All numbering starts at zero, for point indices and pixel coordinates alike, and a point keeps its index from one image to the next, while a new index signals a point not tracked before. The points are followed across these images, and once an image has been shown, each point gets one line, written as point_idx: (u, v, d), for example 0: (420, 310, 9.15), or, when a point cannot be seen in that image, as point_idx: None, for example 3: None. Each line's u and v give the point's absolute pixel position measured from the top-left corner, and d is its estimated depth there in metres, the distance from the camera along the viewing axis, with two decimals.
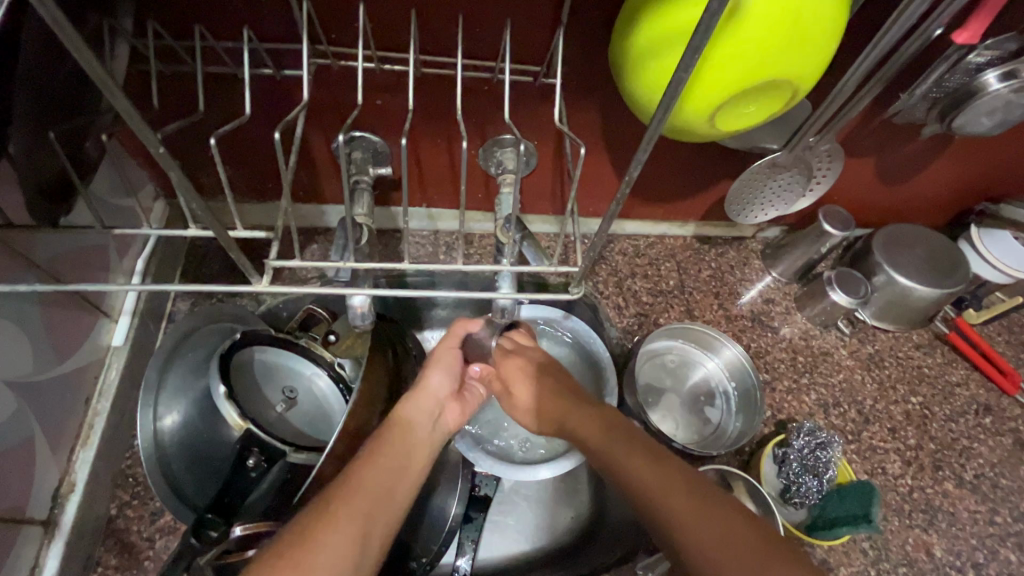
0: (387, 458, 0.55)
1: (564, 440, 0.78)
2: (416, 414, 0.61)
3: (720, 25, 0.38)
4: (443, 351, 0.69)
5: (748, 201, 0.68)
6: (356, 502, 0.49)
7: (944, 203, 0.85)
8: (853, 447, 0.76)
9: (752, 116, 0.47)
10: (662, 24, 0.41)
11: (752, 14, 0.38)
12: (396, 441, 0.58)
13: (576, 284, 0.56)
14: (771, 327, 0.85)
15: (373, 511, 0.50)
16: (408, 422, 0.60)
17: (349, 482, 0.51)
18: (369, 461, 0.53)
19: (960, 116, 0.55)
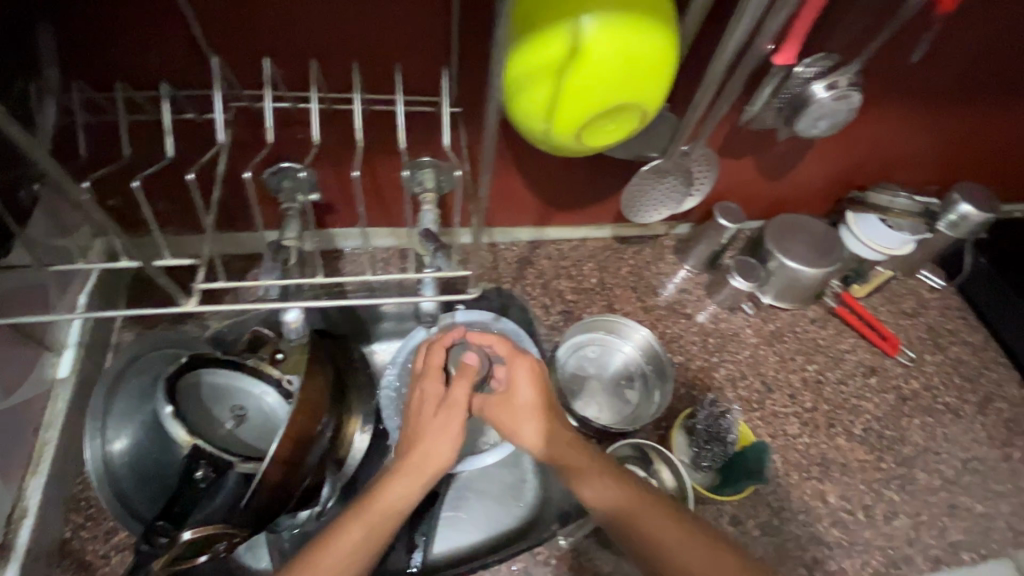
0: (354, 539, 0.57)
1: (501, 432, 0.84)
2: (402, 489, 0.61)
3: (572, 58, 0.47)
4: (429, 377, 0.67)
5: (642, 203, 0.77)
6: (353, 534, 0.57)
7: (820, 194, 0.98)
8: (758, 414, 0.85)
9: (617, 131, 0.54)
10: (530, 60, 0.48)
11: (597, 48, 0.46)
12: (377, 518, 0.59)
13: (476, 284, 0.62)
14: (684, 313, 0.94)
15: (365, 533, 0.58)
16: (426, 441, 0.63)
17: (334, 547, 0.56)
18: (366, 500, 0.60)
19: (799, 120, 0.65)
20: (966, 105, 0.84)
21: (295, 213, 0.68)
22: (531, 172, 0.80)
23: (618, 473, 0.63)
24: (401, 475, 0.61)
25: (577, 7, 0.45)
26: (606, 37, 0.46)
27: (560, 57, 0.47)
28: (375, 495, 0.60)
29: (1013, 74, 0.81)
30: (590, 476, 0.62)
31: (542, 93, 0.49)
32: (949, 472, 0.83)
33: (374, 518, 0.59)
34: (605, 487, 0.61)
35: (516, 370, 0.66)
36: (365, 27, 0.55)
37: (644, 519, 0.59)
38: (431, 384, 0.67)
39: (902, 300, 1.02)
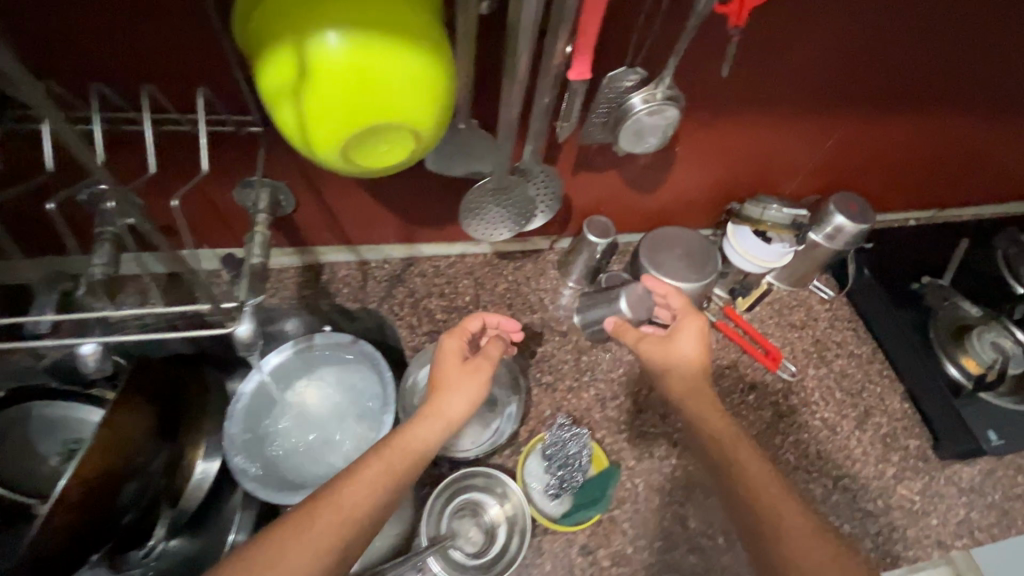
0: (393, 475, 0.58)
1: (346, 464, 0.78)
2: (435, 432, 0.64)
3: (317, 75, 0.44)
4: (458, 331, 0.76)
5: (486, 221, 0.73)
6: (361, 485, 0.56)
7: (704, 204, 0.94)
8: (624, 436, 0.82)
9: (394, 153, 0.51)
10: (277, 75, 0.45)
11: (343, 66, 0.44)
12: (398, 456, 0.60)
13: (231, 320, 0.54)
14: (558, 331, 0.91)
15: (381, 482, 0.57)
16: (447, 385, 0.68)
17: (348, 493, 0.55)
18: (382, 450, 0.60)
19: (620, 134, 0.63)
20: (842, 114, 0.80)
21: (106, 238, 0.66)
22: (375, 189, 0.76)
23: (703, 366, 0.77)
24: (425, 418, 0.64)
25: (299, 32, 0.43)
26: (335, 60, 0.44)
27: (290, 83, 0.45)
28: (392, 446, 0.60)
29: (888, 85, 0.76)
30: (681, 367, 0.76)
31: (288, 118, 0.47)
32: (817, 492, 0.82)
33: (396, 458, 0.59)
34: (681, 377, 0.76)
35: (686, 327, 0.79)
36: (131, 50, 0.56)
37: (697, 411, 0.73)
38: (453, 340, 0.73)
39: (791, 312, 0.99)
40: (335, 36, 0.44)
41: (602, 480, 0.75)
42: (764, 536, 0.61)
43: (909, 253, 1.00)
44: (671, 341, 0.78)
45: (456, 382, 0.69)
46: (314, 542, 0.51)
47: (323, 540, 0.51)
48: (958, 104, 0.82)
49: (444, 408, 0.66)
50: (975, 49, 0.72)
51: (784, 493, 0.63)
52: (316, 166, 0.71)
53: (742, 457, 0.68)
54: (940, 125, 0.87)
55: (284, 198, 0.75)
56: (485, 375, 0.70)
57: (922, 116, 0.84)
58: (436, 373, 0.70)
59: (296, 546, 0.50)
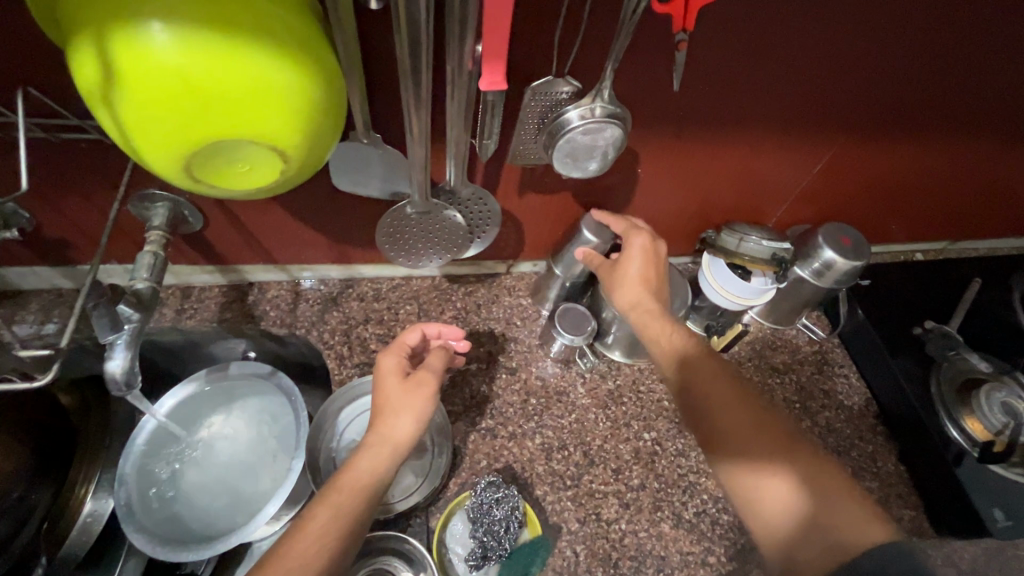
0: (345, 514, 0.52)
1: (251, 512, 0.71)
2: (387, 458, 0.56)
3: (136, 78, 0.35)
4: (398, 342, 0.67)
5: (411, 248, 0.64)
6: (305, 541, 0.49)
7: (676, 229, 0.84)
8: (569, 494, 0.72)
9: (259, 171, 0.43)
10: (89, 72, 0.36)
11: (170, 69, 0.35)
12: (348, 496, 0.53)
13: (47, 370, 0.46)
14: (506, 368, 0.82)
15: (331, 531, 0.51)
16: (391, 402, 0.60)
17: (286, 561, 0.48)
18: (328, 493, 0.53)
19: (553, 154, 0.53)
20: (831, 134, 0.70)
21: None
22: (291, 206, 0.68)
23: (651, 285, 0.67)
24: (365, 449, 0.56)
25: (107, 24, 0.35)
26: (157, 66, 0.35)
27: (105, 87, 0.36)
28: (345, 480, 0.54)
29: (885, 102, 0.66)
30: (628, 284, 0.67)
31: (115, 127, 0.39)
32: None
33: (341, 502, 0.53)
34: (628, 295, 0.66)
35: (630, 244, 0.69)
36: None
37: (643, 319, 0.64)
38: (391, 357, 0.64)
39: (772, 355, 0.89)
40: (160, 30, 0.35)
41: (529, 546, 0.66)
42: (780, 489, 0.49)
43: (911, 294, 0.88)
44: (620, 266, 0.69)
45: (400, 399, 0.60)
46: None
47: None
48: (967, 126, 0.71)
49: (390, 432, 0.58)
50: (987, 64, 0.62)
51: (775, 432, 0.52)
52: None
53: (737, 408, 0.53)
54: (948, 151, 0.76)
55: (188, 213, 0.67)
56: (429, 387, 0.61)
57: (926, 139, 0.73)
58: (376, 394, 0.61)
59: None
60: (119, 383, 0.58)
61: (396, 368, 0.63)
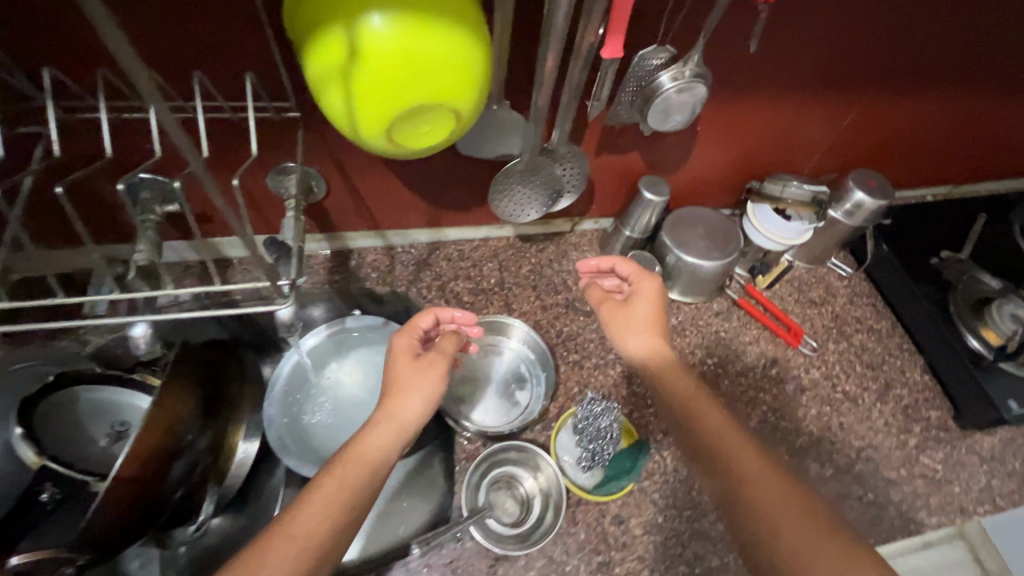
0: (338, 496, 0.55)
1: None
2: (392, 436, 0.61)
3: (363, 58, 0.46)
4: (412, 325, 0.73)
5: (514, 202, 0.75)
6: (314, 510, 0.53)
7: (721, 183, 0.95)
8: (651, 410, 0.84)
9: (435, 135, 0.53)
10: (323, 57, 0.46)
11: (390, 48, 0.45)
12: (353, 474, 0.57)
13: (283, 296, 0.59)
14: (583, 311, 0.93)
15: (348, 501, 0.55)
16: (401, 383, 0.65)
17: (295, 527, 0.52)
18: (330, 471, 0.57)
19: (649, 112, 0.64)
20: (860, 91, 0.81)
21: (150, 225, 0.67)
22: (405, 174, 0.78)
23: (658, 328, 0.72)
24: (379, 423, 0.62)
25: (352, 16, 0.45)
26: (389, 45, 0.45)
27: (336, 69, 0.46)
28: (346, 459, 0.58)
29: (907, 60, 0.77)
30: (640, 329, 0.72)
31: (337, 100, 0.48)
32: (841, 461, 0.84)
33: (353, 470, 0.57)
34: (642, 341, 0.71)
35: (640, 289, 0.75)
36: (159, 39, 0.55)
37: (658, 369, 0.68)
38: (404, 338, 0.70)
39: (808, 290, 1.01)
40: (382, 17, 0.45)
41: (635, 453, 0.77)
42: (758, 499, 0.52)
43: (928, 229, 1.01)
44: (630, 307, 0.74)
45: (406, 381, 0.66)
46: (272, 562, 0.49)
47: (278, 567, 0.49)
48: (974, 80, 0.83)
49: (399, 410, 0.63)
50: (992, 22, 0.73)
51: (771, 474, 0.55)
52: (347, 151, 0.73)
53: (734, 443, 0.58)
54: (959, 101, 0.87)
55: (315, 184, 0.77)
56: (441, 368, 0.68)
57: (940, 91, 0.85)
58: (389, 372, 0.67)
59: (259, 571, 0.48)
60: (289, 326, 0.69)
61: (407, 352, 0.69)
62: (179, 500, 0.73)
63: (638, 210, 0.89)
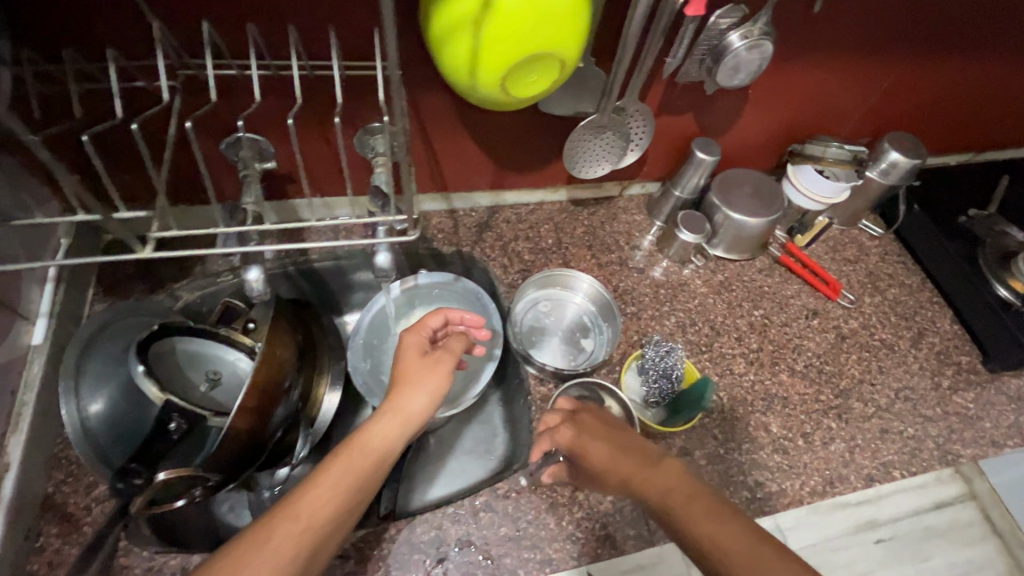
0: (340, 485, 0.56)
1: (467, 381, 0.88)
2: (398, 434, 0.62)
3: (490, 12, 0.51)
4: (421, 324, 0.73)
5: (584, 158, 0.81)
6: (314, 500, 0.54)
7: (765, 145, 1.01)
8: (706, 356, 0.90)
9: (542, 83, 0.59)
10: (451, 11, 0.52)
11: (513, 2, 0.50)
12: (360, 464, 0.58)
13: (414, 227, 0.63)
14: (636, 268, 0.99)
15: (343, 498, 0.56)
16: (410, 382, 0.66)
17: (299, 511, 0.53)
18: (330, 464, 0.58)
19: (719, 70, 0.70)
20: (899, 54, 0.87)
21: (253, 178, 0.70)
22: (480, 135, 0.84)
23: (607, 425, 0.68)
24: (385, 417, 0.63)
25: None
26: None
27: (463, 22, 0.52)
28: (341, 459, 0.58)
29: (941, 24, 0.83)
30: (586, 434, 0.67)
31: (465, 46, 0.53)
32: (882, 401, 0.91)
33: (357, 460, 0.59)
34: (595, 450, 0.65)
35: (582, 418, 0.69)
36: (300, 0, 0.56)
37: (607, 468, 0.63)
38: (412, 336, 0.71)
39: (845, 248, 1.07)
40: None
41: (698, 394, 0.79)
42: (710, 563, 0.50)
43: (954, 190, 1.08)
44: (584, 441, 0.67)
45: (413, 377, 0.66)
46: (271, 549, 0.50)
47: (280, 550, 0.50)
48: (1000, 45, 0.89)
49: (405, 407, 0.64)
50: None
51: (721, 519, 0.52)
52: (431, 111, 0.78)
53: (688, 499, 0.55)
54: (985, 66, 0.94)
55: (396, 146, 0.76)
56: (448, 366, 0.68)
57: (969, 56, 0.91)
58: (396, 369, 0.68)
59: (261, 552, 0.49)
60: (385, 273, 0.75)
61: (414, 351, 0.69)
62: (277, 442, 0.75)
63: (690, 170, 0.95)
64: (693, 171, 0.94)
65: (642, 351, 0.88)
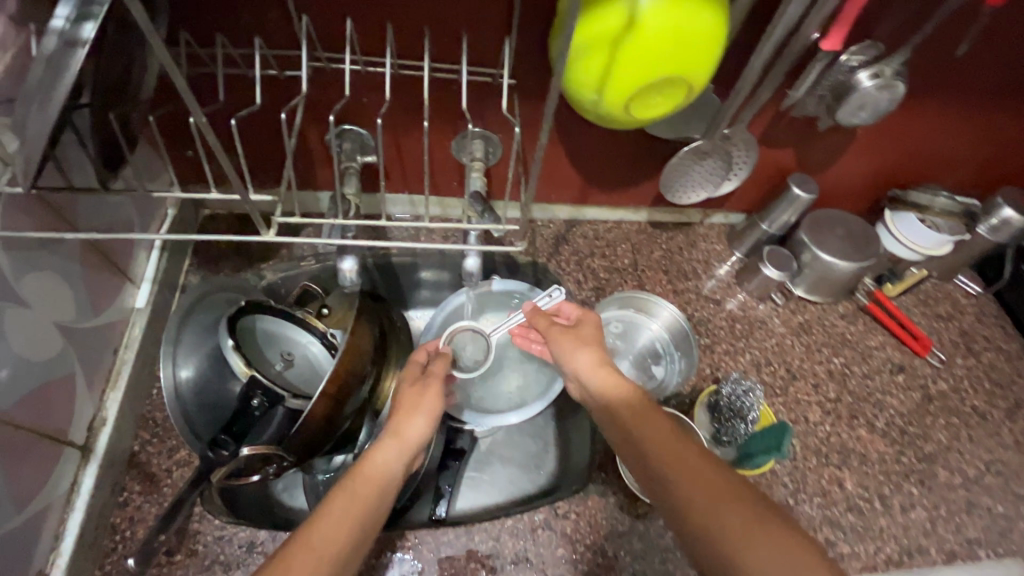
0: (351, 513, 0.52)
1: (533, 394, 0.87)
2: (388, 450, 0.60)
3: (628, 34, 0.50)
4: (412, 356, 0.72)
5: (679, 182, 0.79)
6: (325, 532, 0.49)
7: (863, 188, 0.96)
8: (780, 399, 0.87)
9: (664, 105, 0.58)
10: (587, 29, 0.51)
11: (653, 26, 0.50)
12: (363, 492, 0.55)
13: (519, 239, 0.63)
14: (712, 299, 0.97)
15: (356, 527, 0.51)
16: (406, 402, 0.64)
17: (312, 543, 0.48)
18: (336, 492, 0.53)
19: (840, 109, 0.67)
20: (995, 106, 0.81)
21: (355, 171, 0.71)
22: (574, 150, 0.83)
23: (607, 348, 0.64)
24: (386, 441, 0.60)
25: None
26: (662, 14, 0.49)
27: (598, 42, 0.51)
28: (347, 485, 0.54)
29: None
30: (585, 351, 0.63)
31: (596, 65, 0.53)
32: (969, 471, 0.85)
33: (362, 487, 0.55)
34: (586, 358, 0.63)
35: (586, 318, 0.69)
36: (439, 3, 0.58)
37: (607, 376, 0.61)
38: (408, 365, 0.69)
39: (937, 303, 1.01)
40: None
41: (777, 435, 0.76)
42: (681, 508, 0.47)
43: None
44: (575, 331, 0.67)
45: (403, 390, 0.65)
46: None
47: None
48: None
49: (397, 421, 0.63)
50: None
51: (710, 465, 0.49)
52: None
53: (677, 451, 0.50)
54: None
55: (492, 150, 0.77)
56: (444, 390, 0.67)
57: None
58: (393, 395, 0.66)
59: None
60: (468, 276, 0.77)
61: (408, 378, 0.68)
62: (344, 432, 0.75)
63: (788, 202, 0.90)
64: (789, 204, 0.90)
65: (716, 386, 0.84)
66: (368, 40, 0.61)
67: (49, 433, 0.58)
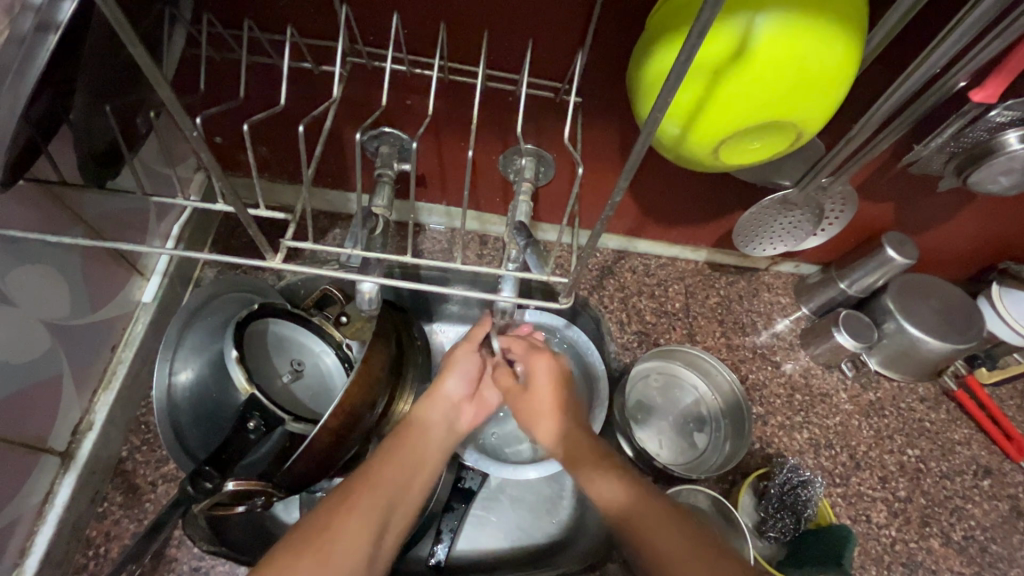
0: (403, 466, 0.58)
1: None
2: (436, 416, 0.63)
3: (730, 65, 0.40)
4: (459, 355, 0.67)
5: (757, 232, 0.70)
6: (380, 484, 0.56)
7: (964, 256, 0.83)
8: (839, 490, 0.76)
9: (758, 152, 0.48)
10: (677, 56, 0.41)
11: (766, 57, 0.39)
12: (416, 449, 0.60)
13: (567, 294, 0.55)
14: (772, 361, 0.84)
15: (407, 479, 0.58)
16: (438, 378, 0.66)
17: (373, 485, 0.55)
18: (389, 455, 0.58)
19: (975, 173, 0.56)
20: None
21: (388, 179, 0.61)
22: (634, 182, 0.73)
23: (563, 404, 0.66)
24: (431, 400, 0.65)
25: (728, 15, 0.39)
26: (784, 32, 0.39)
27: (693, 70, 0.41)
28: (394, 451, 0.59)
29: None
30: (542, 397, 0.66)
31: (686, 101, 0.43)
32: None
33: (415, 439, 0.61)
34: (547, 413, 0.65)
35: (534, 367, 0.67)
36: (503, 7, 0.49)
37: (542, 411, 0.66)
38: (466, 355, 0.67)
39: None
40: (762, 19, 0.39)
41: (835, 547, 0.63)
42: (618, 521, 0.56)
43: None
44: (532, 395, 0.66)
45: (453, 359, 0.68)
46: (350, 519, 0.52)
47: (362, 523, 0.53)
48: None
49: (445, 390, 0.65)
50: None
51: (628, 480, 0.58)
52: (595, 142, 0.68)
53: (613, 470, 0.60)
54: None
55: (542, 170, 0.67)
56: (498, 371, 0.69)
57: None
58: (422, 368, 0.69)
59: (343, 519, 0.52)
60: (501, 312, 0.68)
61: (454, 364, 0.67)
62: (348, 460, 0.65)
63: (883, 263, 0.77)
64: (886, 266, 0.77)
65: (768, 469, 0.74)
66: (411, 33, 0.53)
67: (24, 440, 0.54)
